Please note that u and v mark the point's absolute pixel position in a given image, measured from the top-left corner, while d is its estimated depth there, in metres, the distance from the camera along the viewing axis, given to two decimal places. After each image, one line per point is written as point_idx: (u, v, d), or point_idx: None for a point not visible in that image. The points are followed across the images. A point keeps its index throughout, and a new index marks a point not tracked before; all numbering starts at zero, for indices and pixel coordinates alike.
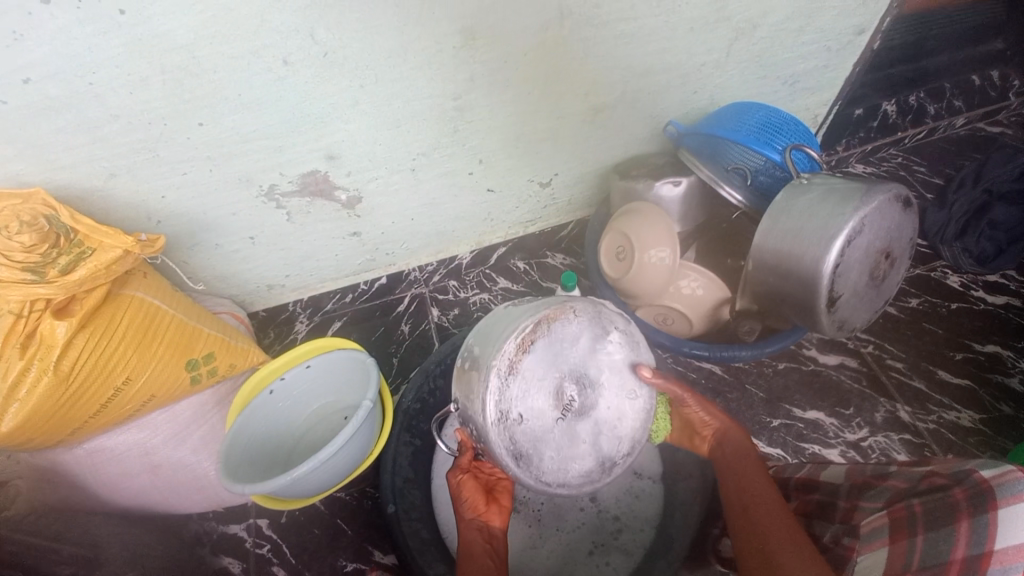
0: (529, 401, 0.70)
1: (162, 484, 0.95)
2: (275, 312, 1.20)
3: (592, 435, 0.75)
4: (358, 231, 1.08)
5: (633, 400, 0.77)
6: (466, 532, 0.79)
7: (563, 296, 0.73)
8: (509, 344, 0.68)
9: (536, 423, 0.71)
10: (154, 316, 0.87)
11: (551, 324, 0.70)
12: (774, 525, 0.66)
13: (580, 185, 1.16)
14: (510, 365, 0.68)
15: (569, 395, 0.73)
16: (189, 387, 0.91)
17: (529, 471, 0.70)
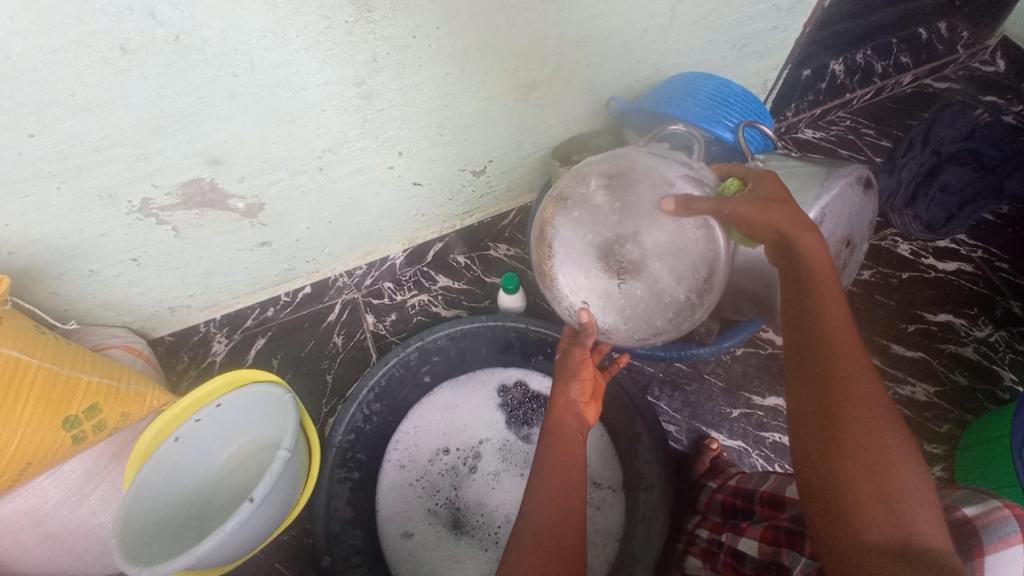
0: (581, 286, 0.71)
1: (60, 555, 0.82)
2: (184, 335, 1.05)
3: (666, 280, 0.68)
4: (267, 239, 0.94)
5: (686, 224, 0.66)
6: (559, 411, 0.72)
7: (558, 190, 0.73)
8: (539, 256, 0.74)
9: (594, 299, 0.70)
10: (13, 371, 0.71)
11: (555, 221, 0.72)
12: (867, 405, 0.54)
13: (520, 169, 1.05)
14: (545, 271, 0.74)
15: (615, 258, 0.68)
16: (73, 447, 0.77)
17: (623, 335, 0.72)
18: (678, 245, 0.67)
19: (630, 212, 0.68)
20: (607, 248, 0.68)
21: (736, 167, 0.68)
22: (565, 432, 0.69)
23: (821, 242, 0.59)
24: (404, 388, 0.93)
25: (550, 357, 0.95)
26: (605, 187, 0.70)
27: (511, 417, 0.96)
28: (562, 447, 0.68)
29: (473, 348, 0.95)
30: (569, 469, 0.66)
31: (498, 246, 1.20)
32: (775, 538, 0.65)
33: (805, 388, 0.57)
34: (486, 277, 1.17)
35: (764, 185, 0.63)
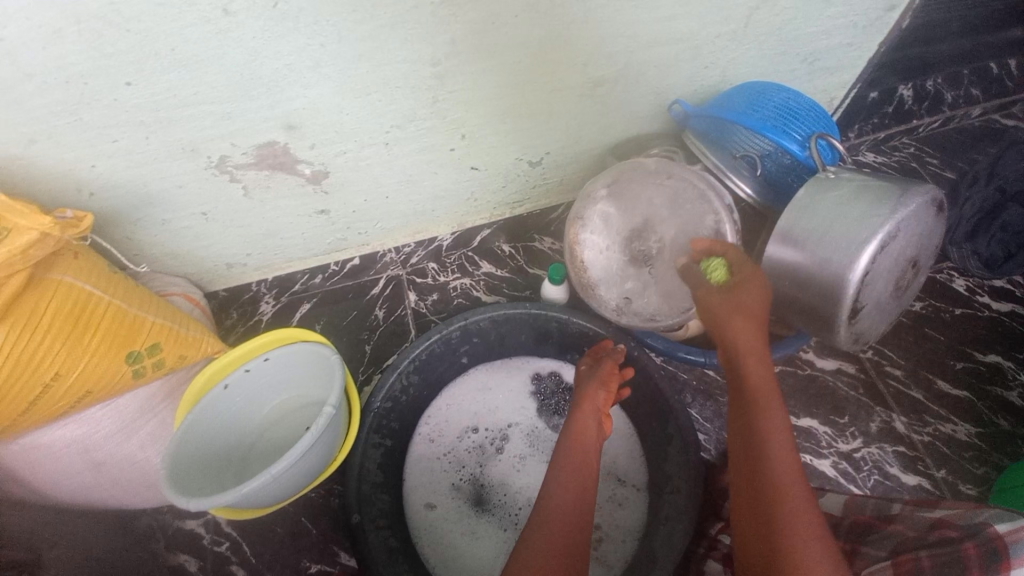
0: (616, 280, 0.79)
1: (105, 484, 0.86)
2: (236, 292, 1.10)
3: (692, 257, 0.76)
4: (326, 208, 0.97)
5: (691, 213, 0.75)
6: (584, 415, 0.78)
7: (571, 211, 0.81)
8: (573, 272, 0.82)
9: (628, 287, 0.78)
10: (87, 303, 0.75)
11: (579, 239, 0.80)
12: (804, 534, 0.53)
13: (574, 164, 1.06)
14: (584, 282, 0.81)
15: (637, 247, 0.78)
16: (132, 381, 0.80)
17: (671, 310, 0.78)
18: (691, 228, 0.75)
19: (643, 210, 0.77)
20: (630, 247, 0.78)
21: (717, 248, 0.71)
22: (587, 441, 0.75)
23: (762, 354, 0.64)
24: (442, 365, 0.95)
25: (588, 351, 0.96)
26: (611, 202, 0.79)
27: (542, 406, 0.97)
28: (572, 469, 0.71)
29: (513, 334, 0.97)
30: (583, 477, 0.70)
31: (543, 239, 1.20)
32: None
33: (750, 513, 0.57)
34: (528, 268, 1.17)
35: (733, 283, 0.67)
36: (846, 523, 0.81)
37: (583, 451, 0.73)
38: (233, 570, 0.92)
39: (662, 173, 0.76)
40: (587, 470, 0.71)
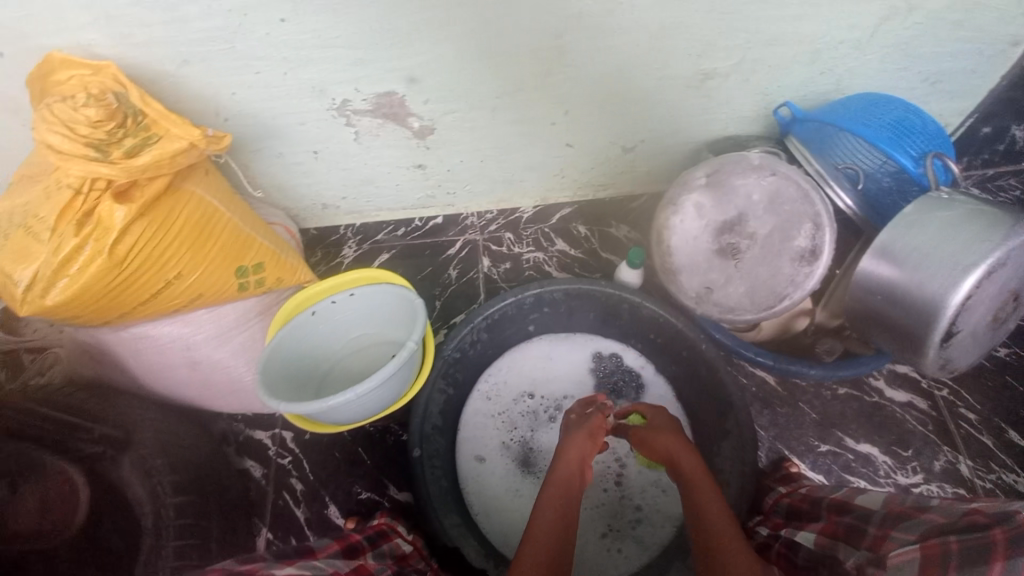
0: (698, 270, 0.80)
1: (197, 382, 0.95)
2: (325, 232, 1.17)
3: (782, 256, 0.76)
4: (423, 164, 1.02)
5: (788, 213, 0.75)
6: (562, 466, 0.78)
7: (664, 197, 0.82)
8: (656, 256, 0.83)
9: (711, 278, 0.80)
10: (211, 215, 0.82)
11: (669, 223, 0.81)
12: None
13: (666, 156, 1.06)
14: (665, 266, 0.83)
15: (727, 240, 0.79)
16: (237, 294, 0.89)
17: (751, 307, 0.78)
18: (787, 227, 0.75)
19: (740, 203, 0.78)
20: (720, 239, 0.79)
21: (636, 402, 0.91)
22: (571, 491, 0.76)
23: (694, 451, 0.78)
24: (510, 329, 0.99)
25: (653, 338, 0.98)
26: (708, 192, 0.79)
27: (599, 383, 1.00)
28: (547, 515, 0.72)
29: (581, 311, 1.00)
30: (557, 534, 0.71)
31: (620, 227, 1.20)
32: (833, 531, 0.72)
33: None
34: (601, 252, 1.18)
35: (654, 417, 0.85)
36: (880, 515, 0.68)
37: (564, 498, 0.75)
38: (293, 483, 1.01)
39: (766, 169, 0.76)
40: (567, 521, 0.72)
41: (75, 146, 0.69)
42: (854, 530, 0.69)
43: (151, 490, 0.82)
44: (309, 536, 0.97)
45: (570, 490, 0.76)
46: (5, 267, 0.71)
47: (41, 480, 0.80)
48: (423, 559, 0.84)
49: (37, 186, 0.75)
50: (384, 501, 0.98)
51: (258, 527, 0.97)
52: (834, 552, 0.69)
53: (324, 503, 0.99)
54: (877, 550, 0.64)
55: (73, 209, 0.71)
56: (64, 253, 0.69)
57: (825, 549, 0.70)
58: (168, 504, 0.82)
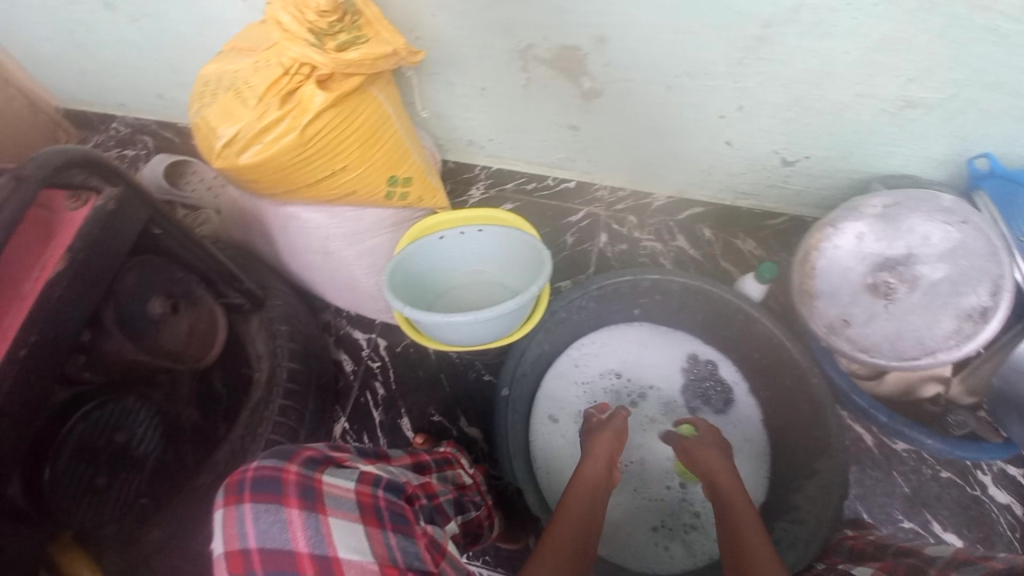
0: (843, 300, 0.81)
1: (323, 269, 1.03)
2: (460, 167, 1.22)
3: (943, 308, 0.76)
4: (578, 125, 1.02)
5: (956, 270, 0.76)
6: (592, 461, 0.81)
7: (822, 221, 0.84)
8: (800, 276, 0.84)
9: (853, 310, 0.80)
10: (384, 123, 0.88)
11: (822, 245, 0.83)
12: None
13: (825, 180, 1.00)
14: (804, 289, 0.84)
15: (883, 278, 0.80)
16: (383, 201, 0.95)
17: (890, 352, 0.77)
18: (953, 281, 0.76)
19: (909, 244, 0.79)
20: (877, 274, 0.80)
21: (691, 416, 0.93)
22: (600, 483, 0.77)
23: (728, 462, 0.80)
24: (616, 305, 1.00)
25: (757, 357, 0.95)
26: (874, 224, 0.80)
27: (689, 384, 0.99)
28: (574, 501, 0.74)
29: (691, 309, 0.98)
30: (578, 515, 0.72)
31: (747, 240, 1.15)
32: (892, 568, 0.68)
33: None
34: (720, 260, 1.15)
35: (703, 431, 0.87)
36: (944, 560, 0.67)
37: (592, 488, 0.76)
38: (375, 386, 1.08)
39: (954, 215, 0.76)
40: (595, 512, 0.73)
41: (299, 31, 0.75)
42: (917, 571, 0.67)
43: (271, 350, 0.90)
44: (379, 437, 1.03)
45: (599, 481, 0.78)
46: (213, 121, 0.80)
47: (199, 310, 0.83)
48: (479, 493, 0.88)
49: (249, 58, 0.82)
50: (453, 429, 1.03)
51: (337, 414, 1.05)
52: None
53: (398, 414, 1.05)
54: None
55: (280, 85, 0.78)
56: (265, 122, 0.77)
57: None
58: (282, 366, 0.89)
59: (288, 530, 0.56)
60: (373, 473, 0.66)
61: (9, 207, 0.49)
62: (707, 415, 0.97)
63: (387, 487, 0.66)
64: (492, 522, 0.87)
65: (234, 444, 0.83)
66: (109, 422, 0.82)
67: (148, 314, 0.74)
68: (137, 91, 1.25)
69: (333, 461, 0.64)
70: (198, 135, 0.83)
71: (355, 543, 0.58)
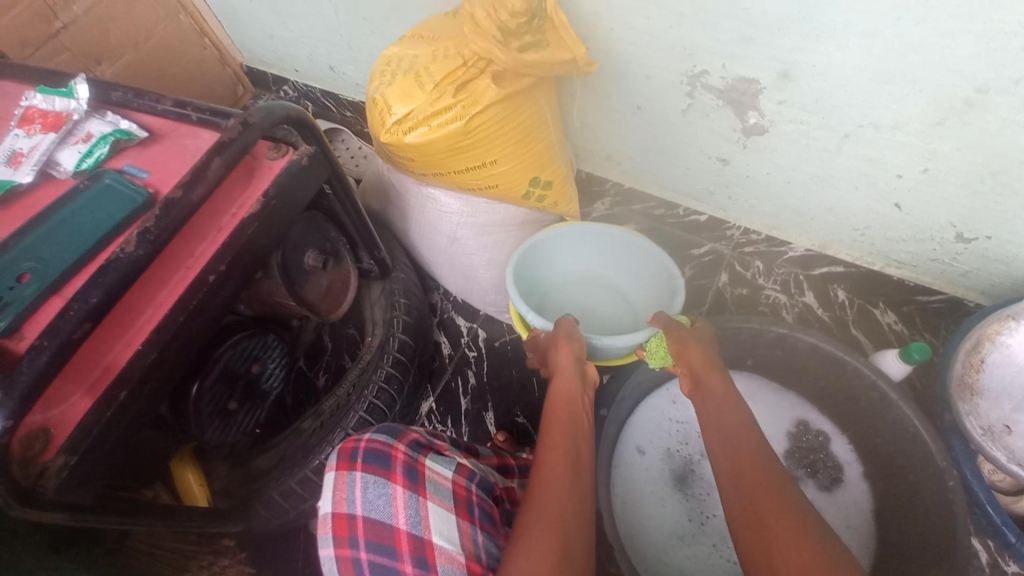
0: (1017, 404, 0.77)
1: (446, 254, 1.07)
2: (590, 180, 1.22)
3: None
4: (729, 159, 0.99)
5: None
6: (562, 377, 0.73)
7: (1002, 308, 0.77)
8: (964, 365, 0.79)
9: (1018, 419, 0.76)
10: (540, 124, 0.90)
11: (994, 341, 0.78)
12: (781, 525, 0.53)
13: (1002, 266, 0.89)
14: (967, 380, 0.79)
15: None
16: (519, 200, 0.97)
17: None
18: None
19: None
20: None
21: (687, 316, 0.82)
22: (574, 402, 0.69)
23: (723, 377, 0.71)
24: (730, 350, 0.95)
25: (881, 443, 0.86)
26: None
27: (793, 452, 0.92)
28: (556, 440, 0.62)
29: (813, 372, 0.91)
30: (552, 434, 0.64)
31: (887, 312, 1.07)
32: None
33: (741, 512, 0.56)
34: (850, 326, 1.08)
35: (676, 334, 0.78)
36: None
37: (569, 402, 0.69)
38: (467, 374, 1.10)
39: None
40: (579, 426, 0.66)
41: (486, 28, 0.77)
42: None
43: (388, 319, 0.94)
44: (461, 426, 1.05)
45: (572, 394, 0.70)
46: (389, 99, 0.85)
47: (338, 270, 0.88)
48: None
49: (430, 46, 0.86)
50: (534, 435, 1.03)
51: (427, 392, 1.08)
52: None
53: (485, 406, 1.07)
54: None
55: (456, 75, 0.82)
56: (437, 107, 0.82)
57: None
58: (395, 336, 0.93)
59: (392, 505, 0.59)
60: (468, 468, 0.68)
61: (234, 149, 0.56)
62: (808, 488, 0.90)
63: (480, 484, 0.67)
64: None
65: (337, 399, 0.88)
66: (250, 353, 0.82)
67: (303, 264, 0.80)
68: (312, 60, 1.37)
69: (435, 448, 0.66)
70: (372, 109, 0.89)
71: (447, 530, 0.59)
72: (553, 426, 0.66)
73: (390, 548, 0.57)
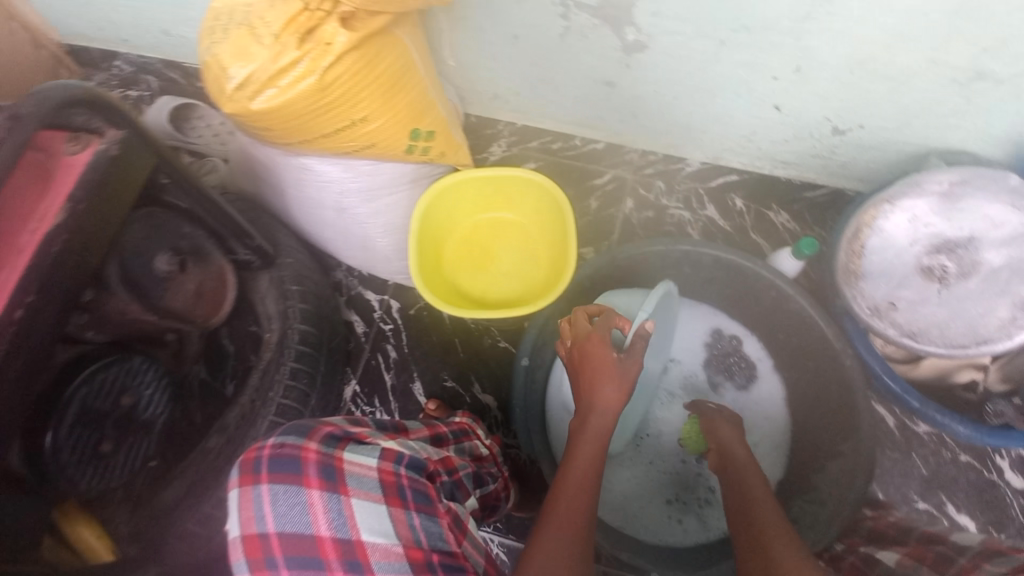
0: (892, 282, 0.73)
1: (339, 226, 0.98)
2: (482, 124, 1.16)
3: (1004, 296, 0.69)
4: (615, 81, 0.95)
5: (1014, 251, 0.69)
6: (602, 402, 0.71)
7: (874, 194, 0.73)
8: (846, 254, 0.74)
9: (900, 293, 0.72)
10: (409, 70, 0.81)
11: (868, 222, 0.73)
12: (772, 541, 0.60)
13: (874, 152, 0.94)
14: (850, 269, 0.74)
15: (934, 260, 0.72)
16: (403, 156, 0.89)
17: (936, 341, 0.70)
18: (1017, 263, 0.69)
19: (969, 224, 0.70)
20: (929, 254, 0.72)
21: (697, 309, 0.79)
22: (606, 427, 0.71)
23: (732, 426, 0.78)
24: (643, 274, 0.96)
25: (788, 337, 0.91)
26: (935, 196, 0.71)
27: (711, 359, 0.97)
28: (576, 475, 0.66)
29: (720, 282, 0.94)
30: (580, 465, 0.68)
31: (780, 213, 1.10)
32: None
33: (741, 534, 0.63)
34: (750, 231, 1.11)
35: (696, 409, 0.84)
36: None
37: (606, 425, 0.71)
38: (387, 349, 1.06)
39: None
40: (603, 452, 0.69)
41: None
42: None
43: (282, 311, 0.87)
44: (389, 402, 1.03)
45: (605, 419, 0.71)
46: (224, 60, 0.73)
47: (204, 269, 0.78)
48: (495, 463, 0.87)
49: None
50: (466, 395, 1.02)
51: (349, 376, 1.04)
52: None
53: (410, 377, 1.04)
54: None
55: (298, 22, 0.70)
56: (281, 63, 0.71)
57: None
58: (294, 328, 0.86)
59: (310, 513, 0.54)
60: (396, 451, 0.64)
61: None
62: (728, 389, 0.95)
63: (410, 464, 0.64)
64: (508, 493, 0.86)
65: (245, 406, 0.81)
66: (113, 385, 0.82)
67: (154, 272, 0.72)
68: (141, 26, 1.16)
69: (354, 437, 0.61)
70: (208, 76, 0.76)
71: (379, 525, 0.56)
72: (577, 458, 0.68)
73: (315, 560, 0.52)
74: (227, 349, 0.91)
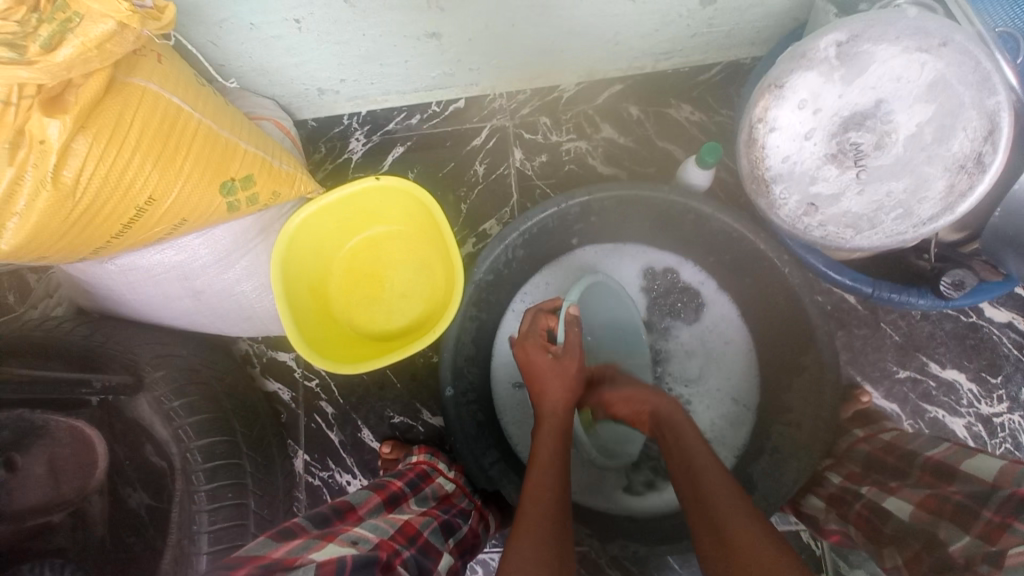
0: (805, 178, 0.63)
1: (206, 309, 0.82)
2: (327, 124, 0.98)
3: (929, 162, 0.60)
4: (438, 31, 0.77)
5: (931, 108, 0.59)
6: (550, 385, 0.68)
7: (764, 81, 0.62)
8: (750, 159, 0.64)
9: (819, 190, 0.63)
10: (176, 119, 0.65)
11: (767, 113, 0.62)
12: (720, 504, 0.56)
13: (757, 9, 0.78)
14: (757, 174, 0.65)
15: (850, 138, 0.61)
16: (226, 215, 0.72)
17: (869, 235, 0.63)
18: (944, 119, 0.59)
19: (880, 87, 0.59)
20: (842, 131, 0.61)
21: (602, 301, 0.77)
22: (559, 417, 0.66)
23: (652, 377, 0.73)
24: (550, 242, 0.84)
25: (724, 256, 0.81)
26: (833, 66, 0.59)
27: (654, 305, 0.89)
28: (538, 471, 0.61)
29: (634, 220, 0.82)
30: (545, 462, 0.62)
31: (681, 107, 0.98)
32: (937, 507, 0.58)
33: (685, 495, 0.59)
34: (655, 139, 0.99)
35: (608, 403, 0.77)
36: (1001, 496, 0.53)
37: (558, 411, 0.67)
38: (323, 406, 0.97)
39: (935, 36, 0.57)
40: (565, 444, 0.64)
41: None
42: (965, 509, 0.56)
43: (174, 434, 0.77)
44: (346, 460, 0.96)
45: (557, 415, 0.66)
46: None
47: (54, 441, 0.80)
48: (463, 496, 0.82)
49: None
50: (418, 425, 0.95)
51: (294, 449, 0.96)
52: (935, 529, 0.57)
53: (356, 427, 0.96)
54: (992, 544, 0.51)
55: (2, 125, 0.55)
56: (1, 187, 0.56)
57: (922, 524, 0.59)
58: (194, 448, 0.77)
59: None
60: (333, 561, 0.54)
61: None
62: (680, 328, 0.88)
63: (356, 570, 0.54)
64: (487, 522, 0.83)
65: (176, 548, 0.76)
66: None
67: None
68: None
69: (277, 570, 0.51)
70: None
71: None
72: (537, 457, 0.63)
73: None
74: (159, 465, 0.80)
